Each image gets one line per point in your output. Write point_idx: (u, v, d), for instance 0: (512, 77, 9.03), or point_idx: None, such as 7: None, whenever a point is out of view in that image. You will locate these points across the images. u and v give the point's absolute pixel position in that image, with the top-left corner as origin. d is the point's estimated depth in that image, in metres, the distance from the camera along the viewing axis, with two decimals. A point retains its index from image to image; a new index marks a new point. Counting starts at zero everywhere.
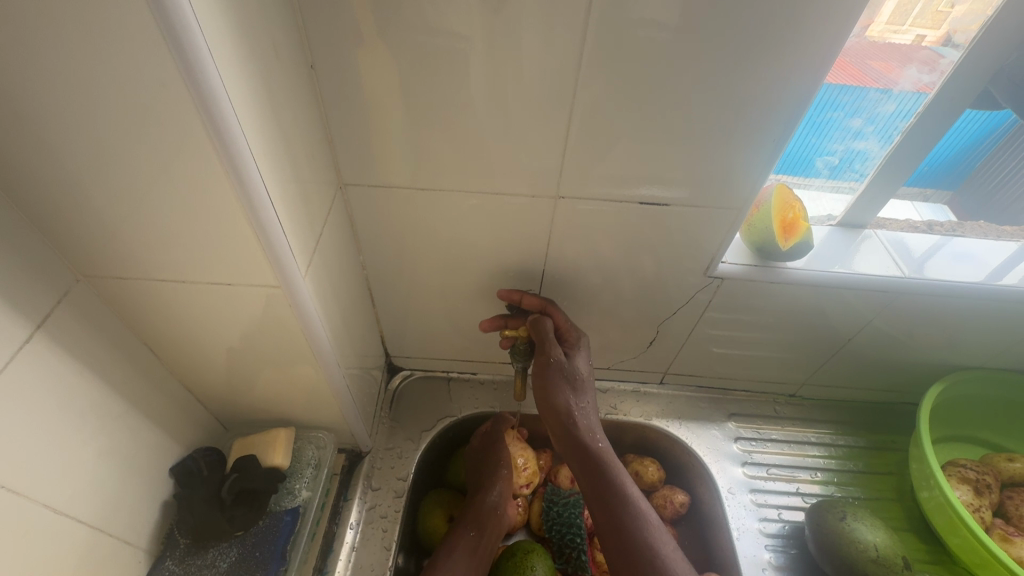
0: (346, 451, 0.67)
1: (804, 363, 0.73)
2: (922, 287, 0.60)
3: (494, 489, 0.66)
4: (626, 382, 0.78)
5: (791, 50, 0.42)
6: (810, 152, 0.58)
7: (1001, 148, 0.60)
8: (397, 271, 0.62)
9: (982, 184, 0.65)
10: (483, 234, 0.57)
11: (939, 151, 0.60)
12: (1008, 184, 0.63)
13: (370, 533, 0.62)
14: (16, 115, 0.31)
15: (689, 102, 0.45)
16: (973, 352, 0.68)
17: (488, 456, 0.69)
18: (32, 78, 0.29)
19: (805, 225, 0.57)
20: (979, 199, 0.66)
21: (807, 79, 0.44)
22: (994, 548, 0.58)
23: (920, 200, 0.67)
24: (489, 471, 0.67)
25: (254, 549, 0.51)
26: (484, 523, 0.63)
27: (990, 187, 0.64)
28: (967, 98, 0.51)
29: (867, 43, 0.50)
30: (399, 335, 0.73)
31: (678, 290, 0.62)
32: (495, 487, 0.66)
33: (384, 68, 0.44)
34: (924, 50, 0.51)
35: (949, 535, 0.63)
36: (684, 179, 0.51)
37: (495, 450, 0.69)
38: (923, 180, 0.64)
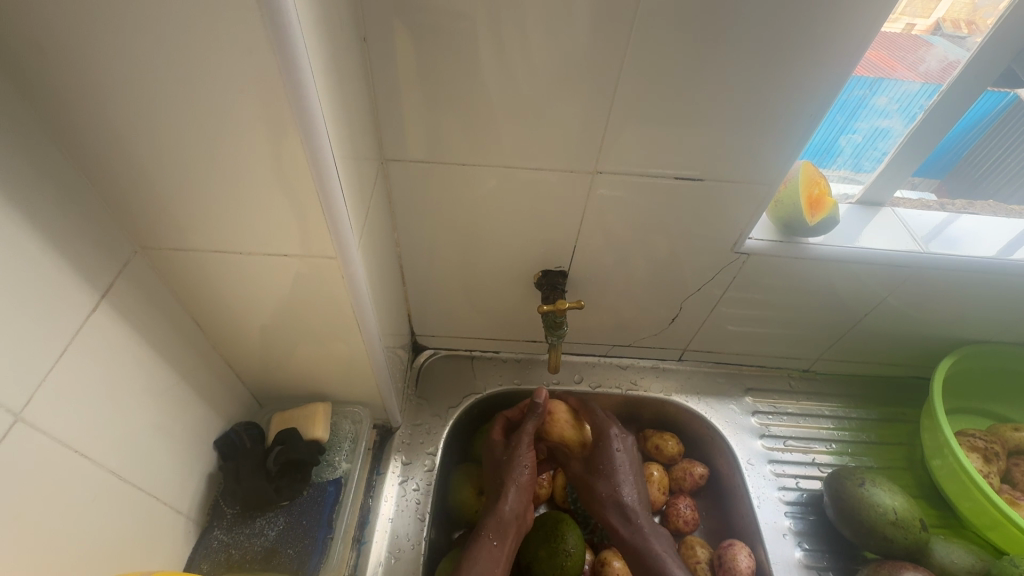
0: (377, 427, 0.68)
1: (820, 339, 0.75)
2: (936, 263, 0.62)
3: (511, 494, 0.64)
4: (645, 359, 0.80)
5: (844, 23, 0.42)
6: (835, 132, 0.59)
7: (988, 134, 0.63)
8: (429, 250, 0.63)
9: (970, 169, 0.66)
10: (518, 213, 0.57)
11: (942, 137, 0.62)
12: (996, 168, 0.65)
13: (404, 505, 0.64)
14: (95, 82, 0.31)
15: (731, 81, 0.45)
16: (982, 327, 0.71)
17: (503, 459, 0.67)
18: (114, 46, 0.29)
19: (830, 201, 0.58)
20: (966, 184, 0.68)
21: (856, 50, 0.43)
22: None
23: (910, 190, 0.68)
24: (507, 474, 0.66)
25: (301, 518, 0.52)
26: (504, 526, 0.62)
27: (979, 172, 0.66)
28: (990, 77, 0.52)
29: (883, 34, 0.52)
30: (425, 314, 0.73)
31: (705, 268, 0.63)
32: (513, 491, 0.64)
33: (438, 42, 0.44)
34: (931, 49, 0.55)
35: (980, 519, 0.64)
36: (719, 156, 0.51)
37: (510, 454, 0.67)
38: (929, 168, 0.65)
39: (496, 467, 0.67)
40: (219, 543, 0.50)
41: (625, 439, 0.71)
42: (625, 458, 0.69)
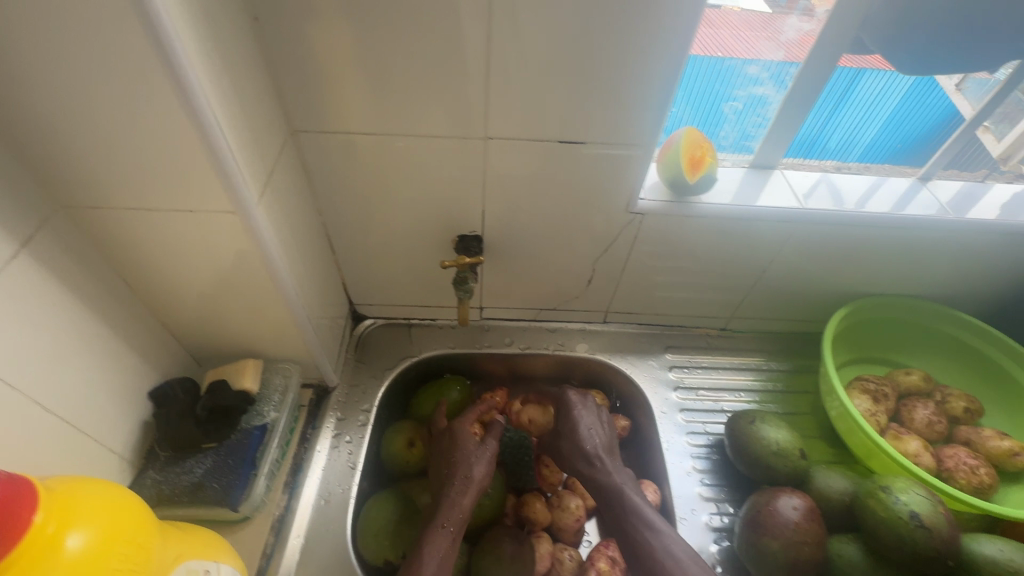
0: (313, 386, 0.73)
1: (730, 297, 0.81)
2: (815, 217, 0.68)
3: (457, 490, 0.62)
4: (572, 322, 0.86)
5: None
6: (716, 100, 0.65)
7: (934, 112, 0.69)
8: (352, 218, 0.68)
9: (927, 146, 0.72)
10: (427, 180, 0.63)
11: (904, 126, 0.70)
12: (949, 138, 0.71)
13: (336, 455, 0.70)
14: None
15: (592, 47, 0.51)
16: (871, 279, 0.77)
17: (456, 452, 0.66)
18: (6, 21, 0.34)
19: (712, 162, 0.64)
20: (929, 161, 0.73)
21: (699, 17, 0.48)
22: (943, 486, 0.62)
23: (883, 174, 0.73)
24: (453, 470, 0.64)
25: (228, 457, 0.57)
26: (452, 517, 0.60)
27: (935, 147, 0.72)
28: (842, 45, 0.58)
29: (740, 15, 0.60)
30: (360, 283, 0.78)
31: (607, 228, 0.68)
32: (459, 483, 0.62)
33: (325, 19, 0.49)
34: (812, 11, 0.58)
35: (866, 453, 0.69)
36: (598, 119, 0.56)
37: (460, 447, 0.66)
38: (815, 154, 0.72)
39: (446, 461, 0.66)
40: (152, 480, 0.55)
41: (596, 409, 0.72)
42: (596, 425, 0.70)
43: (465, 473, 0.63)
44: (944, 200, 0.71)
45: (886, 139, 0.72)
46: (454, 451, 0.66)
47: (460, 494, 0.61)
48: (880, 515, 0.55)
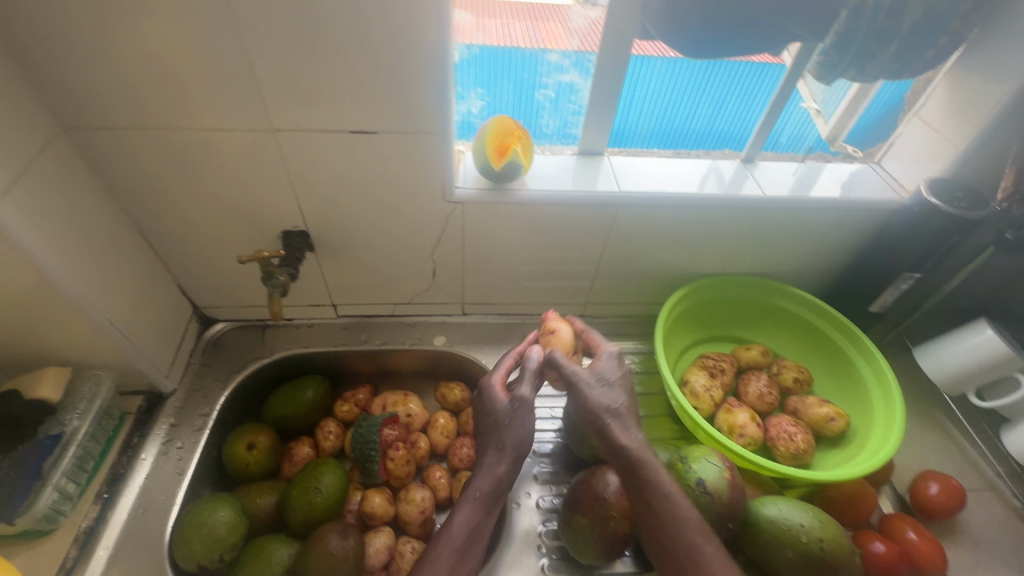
0: (143, 393, 0.71)
1: (579, 283, 0.83)
2: (634, 200, 0.70)
3: (484, 465, 0.55)
4: (431, 316, 0.86)
5: None
6: (527, 87, 0.66)
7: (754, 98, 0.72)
8: (165, 218, 0.66)
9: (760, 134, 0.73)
10: (231, 175, 0.62)
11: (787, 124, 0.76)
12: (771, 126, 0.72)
13: (163, 462, 0.68)
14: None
15: (351, 36, 0.50)
16: (706, 259, 0.80)
17: (487, 419, 0.58)
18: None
19: (520, 148, 0.64)
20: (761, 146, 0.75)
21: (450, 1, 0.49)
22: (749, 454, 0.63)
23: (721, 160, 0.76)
24: (490, 438, 0.56)
25: (11, 468, 0.55)
26: (485, 503, 0.53)
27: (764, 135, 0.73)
28: (627, 31, 0.60)
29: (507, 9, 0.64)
30: (198, 286, 0.76)
31: (431, 219, 0.69)
32: (484, 456, 0.55)
33: (63, 9, 0.47)
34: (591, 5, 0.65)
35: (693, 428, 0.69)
36: (383, 108, 0.56)
37: (490, 414, 0.57)
38: (633, 141, 0.75)
39: (482, 428, 0.58)
40: None
41: (618, 355, 0.61)
42: (616, 369, 0.59)
43: (499, 442, 0.55)
44: (762, 179, 0.74)
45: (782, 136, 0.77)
46: (488, 418, 0.58)
47: (490, 458, 0.55)
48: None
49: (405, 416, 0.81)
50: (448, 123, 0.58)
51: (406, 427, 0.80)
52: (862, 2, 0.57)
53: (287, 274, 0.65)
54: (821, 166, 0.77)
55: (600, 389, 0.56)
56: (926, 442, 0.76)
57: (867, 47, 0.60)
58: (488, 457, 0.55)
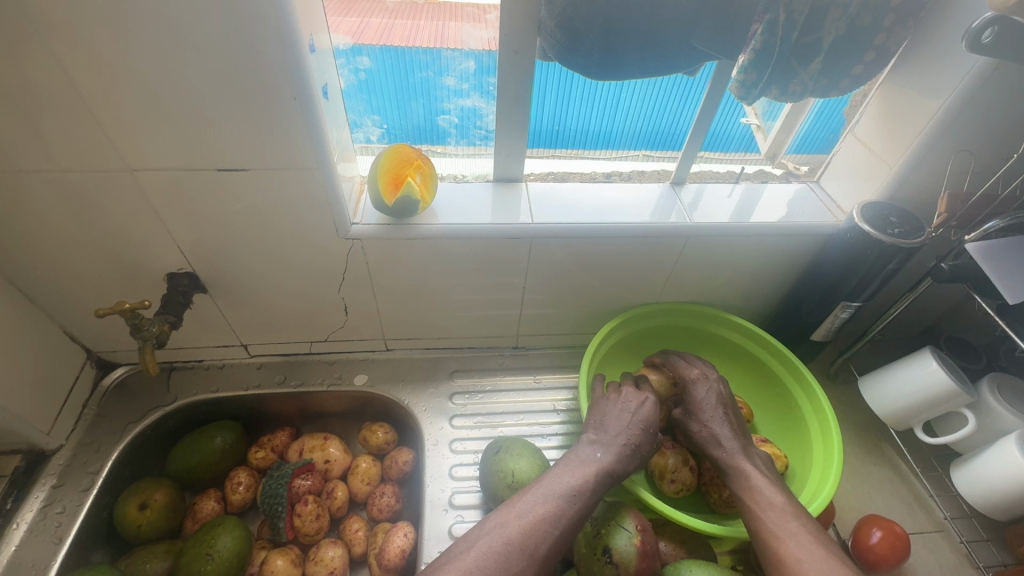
0: (22, 452, 0.65)
1: (507, 315, 0.77)
2: (551, 231, 0.65)
3: (585, 451, 0.57)
4: (353, 353, 0.81)
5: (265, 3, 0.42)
6: (427, 114, 0.61)
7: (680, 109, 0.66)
8: (32, 264, 0.60)
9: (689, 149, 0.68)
10: (94, 218, 0.56)
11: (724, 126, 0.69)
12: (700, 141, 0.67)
13: (40, 529, 0.62)
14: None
15: (192, 66, 0.45)
16: (640, 288, 0.75)
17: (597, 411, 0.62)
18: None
19: (417, 183, 0.59)
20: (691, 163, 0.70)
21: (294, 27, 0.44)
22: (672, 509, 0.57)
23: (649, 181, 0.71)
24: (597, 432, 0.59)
25: None
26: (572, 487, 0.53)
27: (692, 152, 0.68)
28: (525, 53, 0.55)
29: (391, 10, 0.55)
30: (87, 332, 0.70)
31: (329, 257, 0.63)
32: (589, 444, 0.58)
33: None
34: (488, 12, 0.55)
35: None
36: (248, 143, 0.51)
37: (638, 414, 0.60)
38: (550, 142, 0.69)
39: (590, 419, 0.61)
40: None
41: (710, 381, 0.65)
42: (711, 398, 0.63)
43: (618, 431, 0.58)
44: (692, 204, 0.69)
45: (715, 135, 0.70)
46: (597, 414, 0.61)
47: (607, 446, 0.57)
48: (582, 550, 0.53)
49: (323, 463, 0.75)
50: (323, 157, 0.53)
51: (324, 475, 0.75)
52: (775, 17, 0.52)
53: (165, 327, 0.61)
54: (759, 187, 0.72)
55: (707, 417, 0.62)
56: (874, 480, 0.71)
57: (786, 65, 0.56)
58: (604, 440, 0.58)
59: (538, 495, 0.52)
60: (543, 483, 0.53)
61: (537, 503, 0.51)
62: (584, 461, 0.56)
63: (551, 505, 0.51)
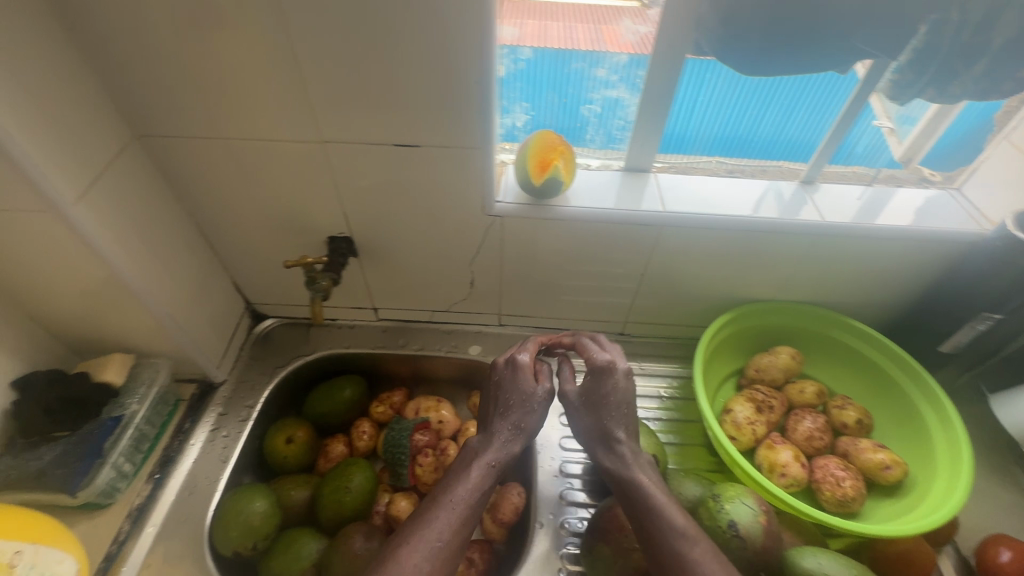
0: (196, 381, 0.76)
1: (618, 301, 0.81)
2: (681, 221, 0.67)
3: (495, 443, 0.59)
4: (468, 325, 0.87)
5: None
6: (572, 103, 0.65)
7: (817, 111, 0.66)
8: (222, 220, 0.70)
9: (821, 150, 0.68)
10: (282, 183, 0.64)
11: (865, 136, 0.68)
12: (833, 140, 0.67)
13: (210, 448, 0.72)
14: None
15: (399, 51, 0.51)
16: (757, 284, 0.76)
17: (501, 392, 0.62)
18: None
19: (562, 165, 0.64)
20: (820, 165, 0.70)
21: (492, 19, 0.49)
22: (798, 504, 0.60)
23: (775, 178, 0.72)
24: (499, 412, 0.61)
25: (77, 445, 0.59)
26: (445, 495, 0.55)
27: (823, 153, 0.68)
28: (682, 48, 0.58)
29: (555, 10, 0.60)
30: (250, 283, 0.80)
31: (470, 232, 0.69)
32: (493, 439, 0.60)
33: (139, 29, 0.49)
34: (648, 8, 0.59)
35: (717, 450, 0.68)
36: (428, 122, 0.57)
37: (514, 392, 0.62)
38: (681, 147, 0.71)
39: (500, 398, 0.62)
40: (3, 464, 0.58)
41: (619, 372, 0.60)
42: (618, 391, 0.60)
43: (517, 422, 0.60)
44: (823, 204, 0.69)
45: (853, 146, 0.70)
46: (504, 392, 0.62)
47: (504, 435, 0.60)
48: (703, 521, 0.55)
49: (437, 423, 0.80)
50: (489, 138, 0.58)
51: (437, 434, 0.80)
52: (945, 16, 0.52)
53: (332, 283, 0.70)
54: (892, 191, 0.71)
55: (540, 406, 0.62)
56: (1000, 501, 0.68)
57: (950, 67, 0.55)
58: (497, 431, 0.60)
59: (433, 501, 0.55)
60: (444, 487, 0.57)
61: (449, 512, 0.54)
62: (482, 462, 0.58)
63: (456, 516, 0.53)
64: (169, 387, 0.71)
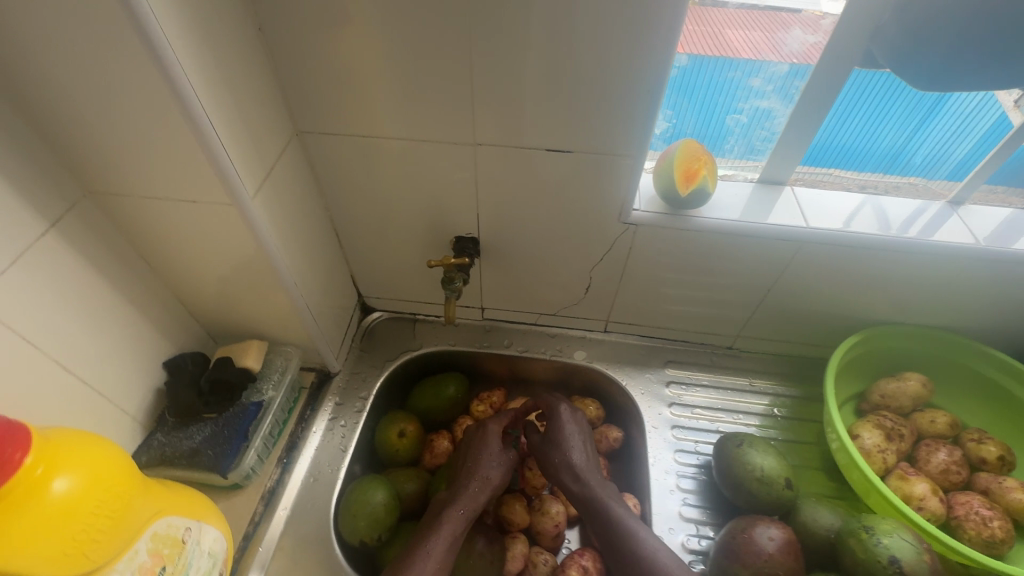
0: (316, 370, 0.78)
1: (734, 314, 0.79)
2: (824, 238, 0.65)
3: (468, 491, 0.67)
4: (573, 329, 0.86)
5: (663, 8, 0.46)
6: (719, 112, 0.64)
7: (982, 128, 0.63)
8: (356, 214, 0.72)
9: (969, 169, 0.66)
10: (423, 182, 0.66)
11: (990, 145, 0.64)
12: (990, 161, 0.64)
13: (330, 436, 0.74)
14: (14, 44, 0.41)
15: (571, 59, 0.51)
16: (890, 306, 0.73)
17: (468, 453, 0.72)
18: (23, 17, 0.39)
19: (707, 175, 0.62)
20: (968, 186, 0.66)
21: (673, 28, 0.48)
22: (947, 539, 0.58)
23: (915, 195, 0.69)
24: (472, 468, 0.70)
25: (224, 428, 0.62)
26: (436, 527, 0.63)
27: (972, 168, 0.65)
28: (851, 60, 0.56)
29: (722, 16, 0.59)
30: (368, 276, 0.82)
31: (600, 237, 0.69)
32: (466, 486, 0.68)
33: (325, 32, 0.51)
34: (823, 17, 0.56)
35: (847, 469, 0.68)
36: (586, 129, 0.56)
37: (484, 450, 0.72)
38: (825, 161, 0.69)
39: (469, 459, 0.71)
40: (158, 443, 0.61)
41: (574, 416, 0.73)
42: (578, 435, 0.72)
43: (484, 474, 0.69)
44: (974, 225, 0.65)
45: (974, 156, 0.65)
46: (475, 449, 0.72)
47: (476, 485, 0.68)
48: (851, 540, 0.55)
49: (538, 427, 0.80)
50: (642, 146, 0.57)
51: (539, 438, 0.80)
52: None
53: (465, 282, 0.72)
54: None
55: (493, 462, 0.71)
56: None
57: None
58: (469, 485, 0.68)
59: (438, 536, 0.63)
60: (423, 537, 0.62)
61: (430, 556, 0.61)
62: (450, 514, 0.65)
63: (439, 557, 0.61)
64: (298, 376, 0.74)
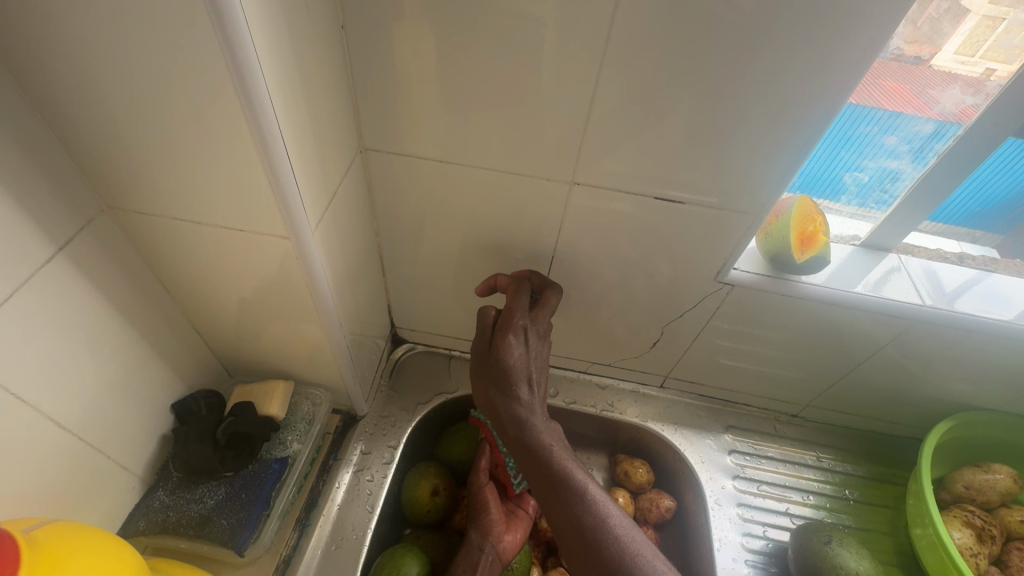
0: (341, 412, 0.69)
1: (809, 385, 0.72)
2: (942, 319, 0.58)
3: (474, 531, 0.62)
4: (625, 381, 0.78)
5: (828, 63, 0.42)
6: (839, 167, 0.57)
7: None
8: (407, 244, 0.63)
9: None
10: (496, 216, 0.58)
11: (986, 188, 0.58)
12: None
13: (355, 494, 0.64)
14: (40, 25, 0.31)
15: (699, 100, 0.45)
16: (986, 393, 0.67)
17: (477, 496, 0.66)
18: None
19: (823, 239, 0.57)
20: None
21: (835, 89, 0.43)
22: None
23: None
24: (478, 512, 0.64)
25: (241, 491, 0.54)
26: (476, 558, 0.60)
27: None
28: (1013, 125, 0.49)
29: (892, 66, 0.50)
30: (407, 308, 0.74)
31: (685, 293, 0.62)
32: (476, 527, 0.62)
33: (419, 45, 0.45)
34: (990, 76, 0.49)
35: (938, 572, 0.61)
36: (706, 182, 0.51)
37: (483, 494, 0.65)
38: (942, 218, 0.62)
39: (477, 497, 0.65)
40: (160, 504, 0.52)
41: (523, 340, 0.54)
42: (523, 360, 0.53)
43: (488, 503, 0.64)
44: None
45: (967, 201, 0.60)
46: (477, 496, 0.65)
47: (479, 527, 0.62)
48: None
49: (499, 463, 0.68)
50: (768, 206, 0.51)
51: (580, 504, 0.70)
52: None
53: None
54: None
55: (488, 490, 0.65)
56: None
57: None
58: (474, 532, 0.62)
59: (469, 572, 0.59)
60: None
61: None
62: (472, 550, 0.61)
63: None
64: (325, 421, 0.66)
